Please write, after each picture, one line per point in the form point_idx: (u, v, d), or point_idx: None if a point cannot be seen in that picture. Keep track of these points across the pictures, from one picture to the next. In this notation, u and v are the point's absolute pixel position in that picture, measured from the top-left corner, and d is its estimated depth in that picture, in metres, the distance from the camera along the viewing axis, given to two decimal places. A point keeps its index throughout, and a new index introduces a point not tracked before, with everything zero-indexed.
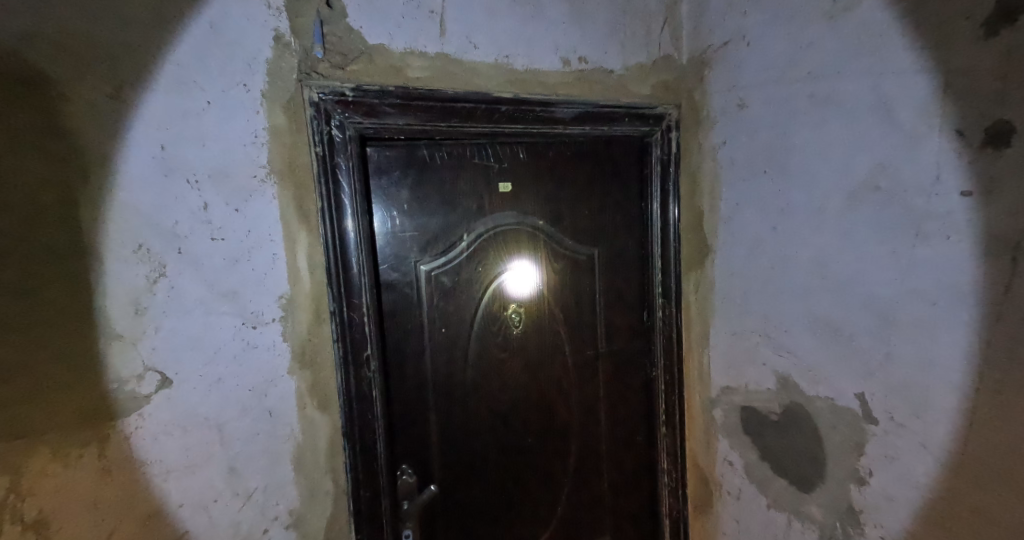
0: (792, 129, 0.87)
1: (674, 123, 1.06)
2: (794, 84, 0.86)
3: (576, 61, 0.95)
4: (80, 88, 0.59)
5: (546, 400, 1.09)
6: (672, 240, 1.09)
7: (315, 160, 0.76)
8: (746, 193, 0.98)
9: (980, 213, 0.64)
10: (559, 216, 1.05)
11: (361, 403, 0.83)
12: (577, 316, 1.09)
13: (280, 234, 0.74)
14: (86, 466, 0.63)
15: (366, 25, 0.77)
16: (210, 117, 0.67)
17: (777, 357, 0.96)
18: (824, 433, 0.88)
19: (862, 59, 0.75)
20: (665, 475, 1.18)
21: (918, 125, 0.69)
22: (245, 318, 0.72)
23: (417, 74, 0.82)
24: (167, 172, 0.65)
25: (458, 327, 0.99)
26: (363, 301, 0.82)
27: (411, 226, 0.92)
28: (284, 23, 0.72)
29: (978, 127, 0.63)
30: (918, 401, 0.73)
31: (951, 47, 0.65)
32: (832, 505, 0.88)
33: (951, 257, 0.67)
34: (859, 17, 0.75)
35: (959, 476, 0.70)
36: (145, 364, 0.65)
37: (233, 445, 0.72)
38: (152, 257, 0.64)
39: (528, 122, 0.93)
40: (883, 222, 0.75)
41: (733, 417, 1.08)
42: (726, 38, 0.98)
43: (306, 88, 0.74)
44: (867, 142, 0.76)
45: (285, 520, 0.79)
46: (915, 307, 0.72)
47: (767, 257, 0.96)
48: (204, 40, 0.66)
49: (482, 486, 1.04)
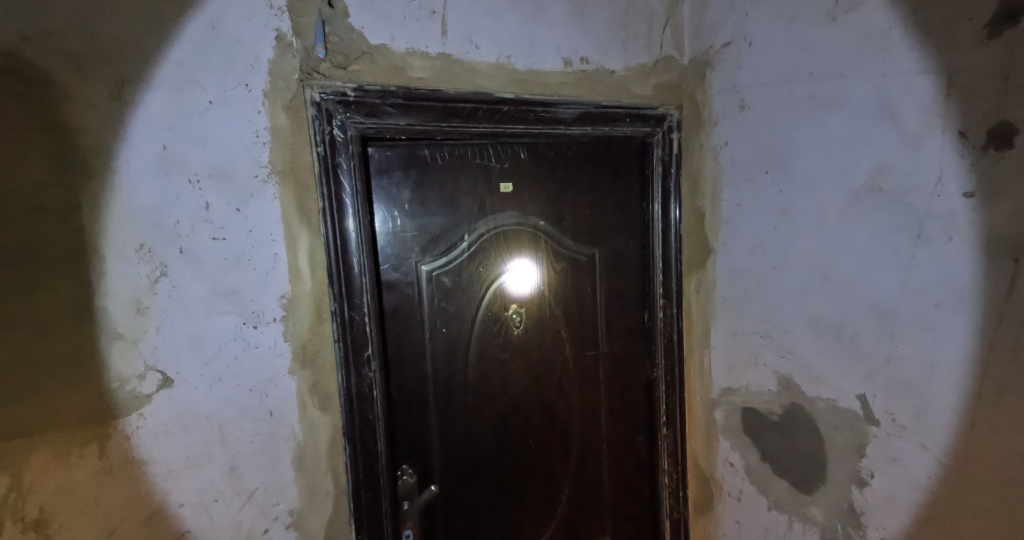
0: (794, 129, 0.87)
1: (675, 124, 1.05)
2: (796, 84, 0.86)
3: (577, 61, 0.95)
4: (82, 87, 0.59)
5: (547, 401, 1.08)
6: (673, 240, 1.09)
7: (317, 160, 0.76)
8: (748, 194, 0.98)
9: (983, 214, 0.64)
10: (559, 216, 1.05)
11: (362, 403, 0.83)
12: (578, 316, 1.09)
13: (281, 234, 0.74)
14: (86, 465, 0.63)
15: (367, 25, 0.77)
16: (211, 116, 0.67)
17: (779, 358, 0.96)
18: (825, 435, 0.88)
19: (864, 60, 0.75)
20: (665, 476, 1.17)
21: (921, 126, 0.69)
22: (246, 318, 0.72)
23: (418, 75, 0.82)
24: (169, 171, 0.65)
25: (458, 327, 0.99)
26: (364, 301, 0.82)
27: (412, 226, 0.92)
28: (286, 23, 0.72)
29: (980, 129, 0.63)
30: (920, 402, 0.73)
31: (954, 48, 0.65)
32: (833, 506, 0.88)
33: (953, 258, 0.67)
34: (861, 18, 0.75)
35: (960, 477, 0.70)
36: (146, 364, 0.65)
37: (233, 445, 0.72)
38: (153, 257, 0.64)
39: (529, 122, 0.93)
40: (886, 223, 0.74)
41: (734, 418, 1.08)
42: (727, 38, 0.98)
43: (307, 88, 0.74)
44: (868, 142, 0.76)
45: (285, 520, 0.79)
46: (917, 309, 0.72)
47: (769, 258, 0.95)
48: (205, 40, 0.66)
49: (482, 486, 1.04)
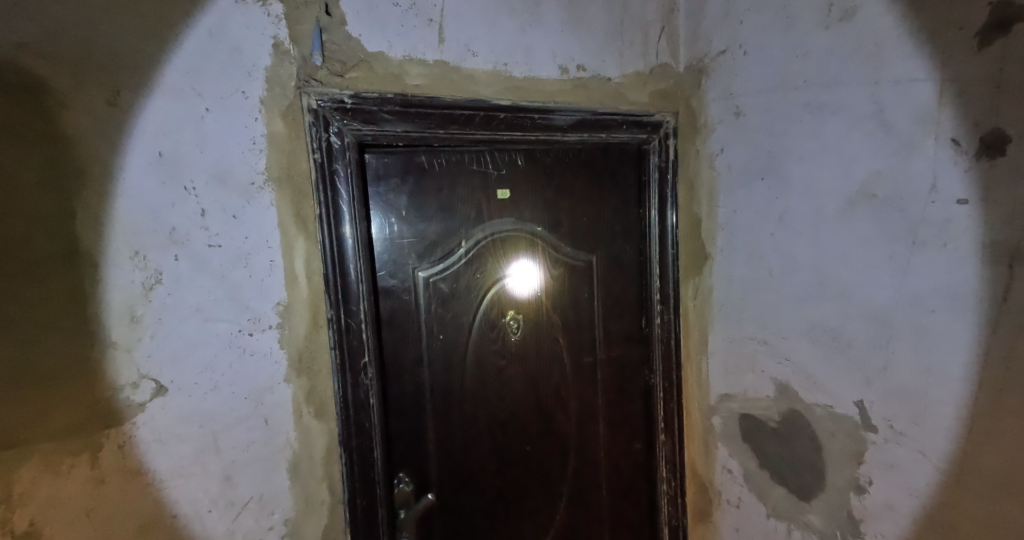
0: (790, 136, 0.88)
1: (672, 130, 1.06)
2: (791, 92, 0.86)
3: (574, 69, 0.96)
4: (78, 94, 0.59)
5: (546, 408, 1.08)
6: (670, 246, 1.09)
7: (314, 166, 0.76)
8: (743, 200, 0.98)
9: (977, 221, 0.64)
10: (557, 223, 1.05)
11: (359, 411, 0.83)
12: (576, 323, 1.09)
13: (277, 240, 0.74)
14: (77, 475, 0.62)
15: (365, 33, 0.77)
16: (208, 123, 0.67)
17: (776, 364, 0.96)
18: (822, 441, 0.88)
19: (859, 68, 0.75)
20: (664, 484, 1.17)
21: (914, 132, 0.69)
22: (242, 326, 0.72)
23: (416, 82, 0.83)
24: (165, 178, 0.64)
25: (456, 333, 0.98)
26: (361, 308, 0.82)
27: (410, 233, 0.92)
28: (283, 30, 0.72)
29: (974, 136, 0.64)
30: (917, 408, 0.73)
31: (947, 56, 0.66)
32: (832, 513, 0.88)
33: (949, 264, 0.68)
34: (855, 27, 0.75)
35: (959, 484, 0.69)
36: (140, 372, 0.65)
37: (228, 453, 0.72)
38: (148, 264, 0.64)
39: (526, 129, 0.94)
40: (882, 229, 0.75)
41: (732, 424, 1.07)
42: (722, 46, 0.99)
43: (304, 95, 0.74)
44: (863, 150, 0.76)
45: (280, 530, 0.78)
46: (913, 314, 0.72)
47: (766, 264, 0.96)
48: (203, 47, 0.66)
49: (479, 494, 1.03)
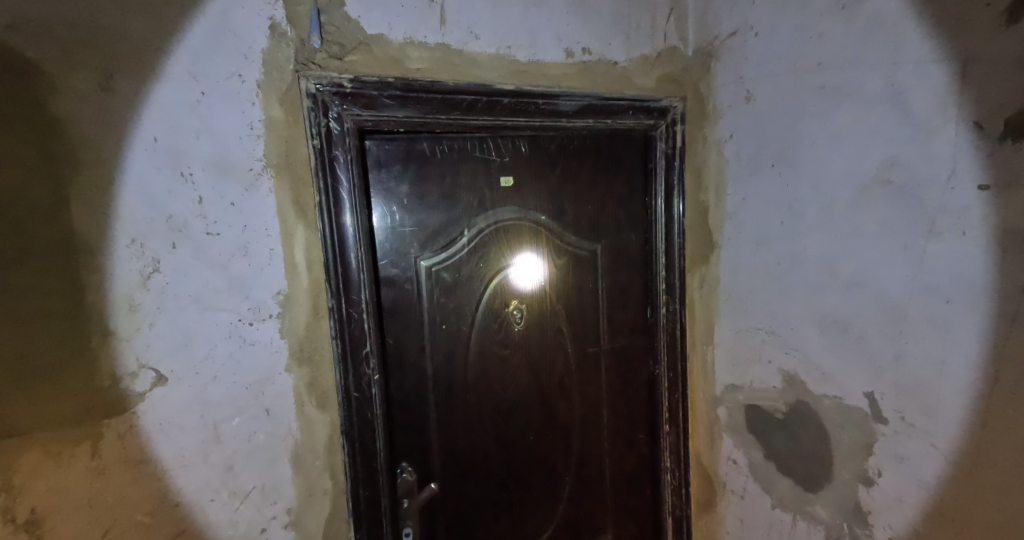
0: (801, 122, 0.85)
1: (679, 116, 1.03)
2: (803, 75, 0.84)
3: (580, 52, 0.93)
4: (69, 77, 0.57)
5: (548, 399, 1.07)
6: (677, 234, 1.07)
7: (313, 153, 0.74)
8: (753, 188, 0.96)
9: (998, 207, 0.62)
10: (561, 211, 1.03)
11: (360, 401, 0.82)
12: (580, 314, 1.08)
13: (277, 229, 0.73)
14: (77, 465, 0.62)
15: (364, 14, 0.75)
16: (204, 108, 0.65)
17: (784, 355, 0.94)
18: (830, 433, 0.87)
19: (875, 49, 0.73)
20: (667, 474, 1.16)
21: (933, 116, 0.67)
22: (243, 315, 0.71)
23: (417, 65, 0.80)
24: (160, 163, 0.63)
25: (458, 323, 0.97)
26: (362, 298, 0.81)
27: (412, 222, 0.91)
28: (281, 12, 0.70)
29: (997, 120, 0.61)
30: (929, 400, 0.72)
31: (970, 35, 0.63)
32: (839, 505, 0.87)
33: (966, 253, 0.66)
34: (872, 7, 0.73)
35: (972, 476, 0.68)
36: (139, 362, 0.64)
37: (230, 444, 0.71)
38: (145, 252, 0.63)
39: (530, 115, 0.91)
40: (897, 217, 0.73)
41: (738, 415, 1.06)
42: (732, 28, 0.96)
43: (302, 79, 0.72)
44: (878, 136, 0.74)
45: (283, 519, 0.78)
46: (927, 304, 0.71)
47: (775, 254, 0.94)
48: (199, 29, 0.64)
49: (482, 484, 1.03)
